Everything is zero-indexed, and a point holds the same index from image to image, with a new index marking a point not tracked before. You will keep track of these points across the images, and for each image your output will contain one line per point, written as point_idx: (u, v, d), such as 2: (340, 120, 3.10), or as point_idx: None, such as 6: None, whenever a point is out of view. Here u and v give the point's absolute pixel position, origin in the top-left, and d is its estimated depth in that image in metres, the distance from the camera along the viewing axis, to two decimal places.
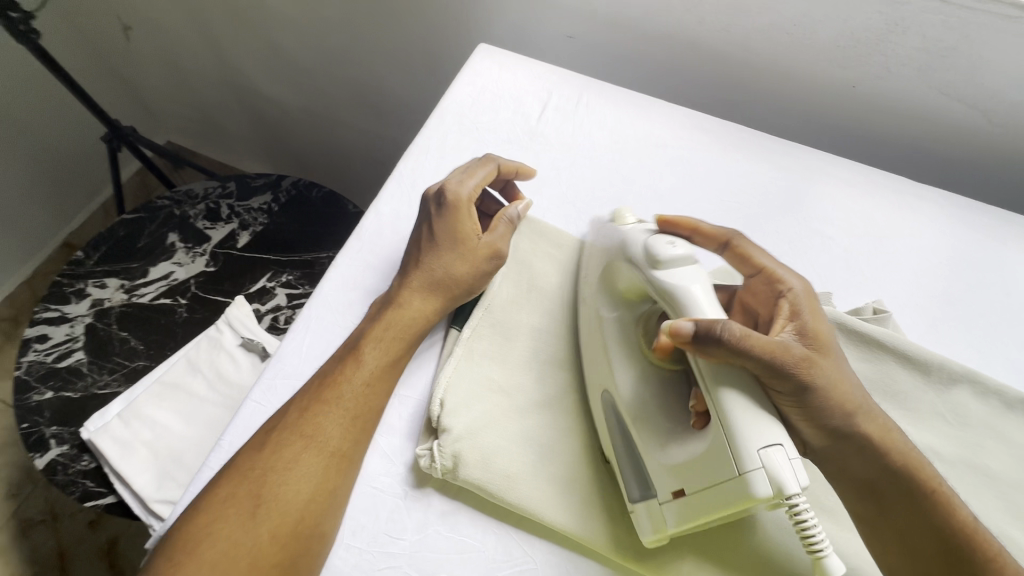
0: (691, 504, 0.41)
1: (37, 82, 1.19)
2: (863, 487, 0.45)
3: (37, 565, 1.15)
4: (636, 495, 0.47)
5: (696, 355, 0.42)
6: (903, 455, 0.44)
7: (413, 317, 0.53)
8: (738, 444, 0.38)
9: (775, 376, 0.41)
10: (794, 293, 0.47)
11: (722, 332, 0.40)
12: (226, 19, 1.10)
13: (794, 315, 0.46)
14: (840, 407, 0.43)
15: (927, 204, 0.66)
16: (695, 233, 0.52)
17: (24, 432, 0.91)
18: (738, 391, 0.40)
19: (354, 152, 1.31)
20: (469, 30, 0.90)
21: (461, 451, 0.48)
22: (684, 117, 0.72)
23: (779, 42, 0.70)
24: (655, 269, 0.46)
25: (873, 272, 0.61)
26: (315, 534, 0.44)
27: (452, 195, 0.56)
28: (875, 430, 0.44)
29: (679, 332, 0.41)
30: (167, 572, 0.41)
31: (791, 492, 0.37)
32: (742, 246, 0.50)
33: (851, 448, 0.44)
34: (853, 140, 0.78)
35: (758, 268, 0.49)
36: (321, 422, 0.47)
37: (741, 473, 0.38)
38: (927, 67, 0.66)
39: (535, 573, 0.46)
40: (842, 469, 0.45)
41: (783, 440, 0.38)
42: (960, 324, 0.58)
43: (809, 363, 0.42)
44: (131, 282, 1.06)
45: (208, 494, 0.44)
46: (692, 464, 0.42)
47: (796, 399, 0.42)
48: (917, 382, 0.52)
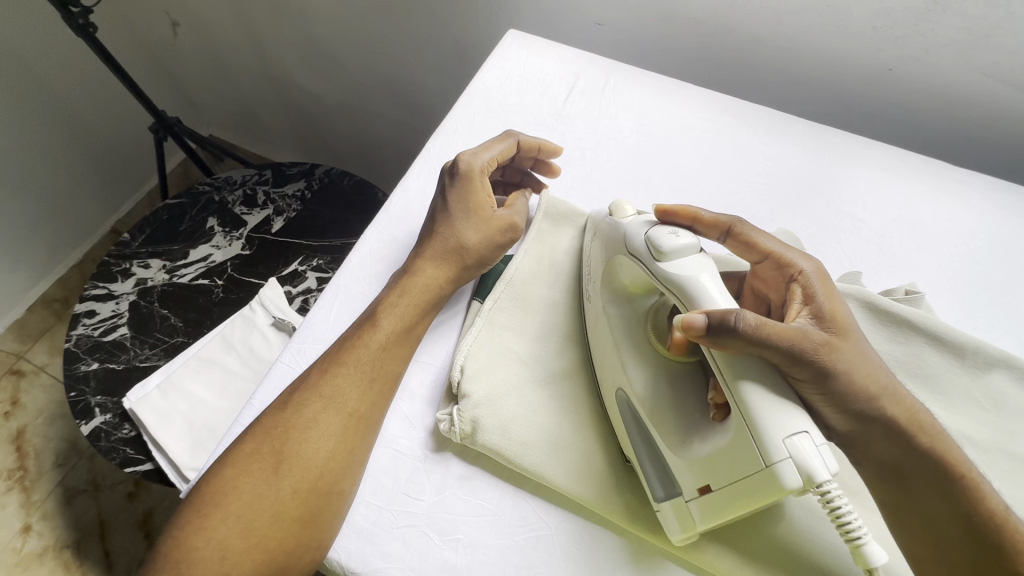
0: (717, 500, 0.40)
1: (92, 75, 1.27)
2: (887, 472, 0.43)
3: (80, 531, 1.21)
4: (661, 495, 0.45)
5: (710, 347, 0.40)
6: (933, 439, 0.42)
7: (428, 282, 0.54)
8: (765, 436, 0.37)
9: (794, 364, 0.39)
10: (806, 276, 0.45)
11: (736, 323, 0.38)
12: (266, 14, 1.15)
13: (808, 299, 0.44)
14: (864, 393, 0.41)
15: (967, 188, 0.63)
16: (695, 222, 0.50)
17: (72, 400, 0.97)
18: (755, 382, 0.38)
19: (384, 143, 1.34)
20: (499, 20, 0.92)
21: (479, 417, 0.49)
22: (713, 100, 0.72)
23: (812, 25, 0.69)
24: (660, 261, 0.45)
25: (907, 255, 0.60)
26: (336, 491, 0.45)
27: (465, 165, 0.56)
28: (901, 412, 0.42)
29: (692, 325, 0.39)
30: (197, 522, 0.43)
31: (820, 480, 0.35)
32: (745, 232, 0.48)
33: (877, 432, 0.42)
34: (889, 124, 0.76)
35: (764, 253, 0.47)
36: (339, 383, 0.48)
37: (769, 465, 0.36)
38: (970, 47, 0.63)
39: (550, 538, 0.47)
40: (865, 455, 0.43)
41: (808, 426, 0.37)
42: (999, 310, 0.56)
43: (829, 349, 0.40)
44: (172, 263, 1.12)
45: (235, 451, 0.46)
46: (715, 459, 0.40)
47: (820, 389, 0.40)
48: (951, 365, 0.50)
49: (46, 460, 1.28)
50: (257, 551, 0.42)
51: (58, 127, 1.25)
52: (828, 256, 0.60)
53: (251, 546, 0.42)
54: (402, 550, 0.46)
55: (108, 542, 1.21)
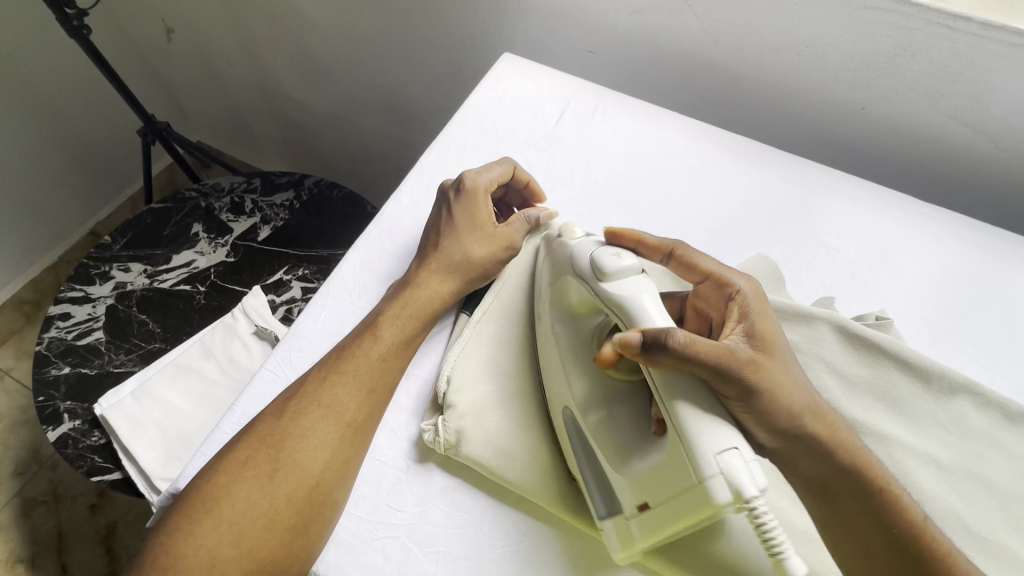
0: (654, 516, 0.41)
1: (84, 78, 1.27)
2: (815, 486, 0.44)
3: (36, 545, 1.16)
4: (603, 513, 0.46)
5: (646, 364, 0.42)
6: (853, 452, 0.44)
7: (430, 295, 0.55)
8: (695, 451, 0.38)
9: (723, 381, 0.41)
10: (743, 296, 0.47)
11: (668, 339, 0.40)
12: (262, 25, 1.16)
13: (743, 317, 0.46)
14: (786, 410, 0.43)
15: (933, 221, 0.67)
16: (641, 244, 0.53)
17: (40, 405, 0.94)
18: (686, 400, 0.40)
19: (374, 157, 1.35)
20: (494, 43, 0.94)
21: (463, 427, 0.49)
22: (698, 128, 0.75)
23: (791, 63, 0.73)
24: (604, 281, 0.46)
25: (878, 283, 0.63)
26: (329, 501, 0.45)
27: (469, 183, 0.59)
28: (823, 430, 0.44)
29: (629, 343, 0.41)
30: (187, 528, 0.42)
31: (750, 496, 0.36)
32: (686, 254, 0.51)
33: (801, 449, 0.44)
34: (862, 158, 0.79)
35: (705, 273, 0.50)
36: (336, 392, 0.48)
37: (700, 480, 0.37)
38: (935, 91, 0.68)
39: (529, 553, 0.47)
40: (793, 469, 0.45)
41: (739, 444, 0.38)
42: (963, 339, 0.59)
43: (754, 366, 0.42)
44: (153, 268, 1.10)
45: (227, 455, 0.45)
46: (653, 475, 0.41)
47: (747, 404, 0.42)
48: (917, 389, 0.53)
49: (6, 468, 1.23)
50: (247, 560, 0.42)
51: (44, 129, 1.24)
52: (804, 281, 0.62)
53: (242, 555, 0.42)
54: (381, 561, 0.46)
55: (65, 557, 1.15)
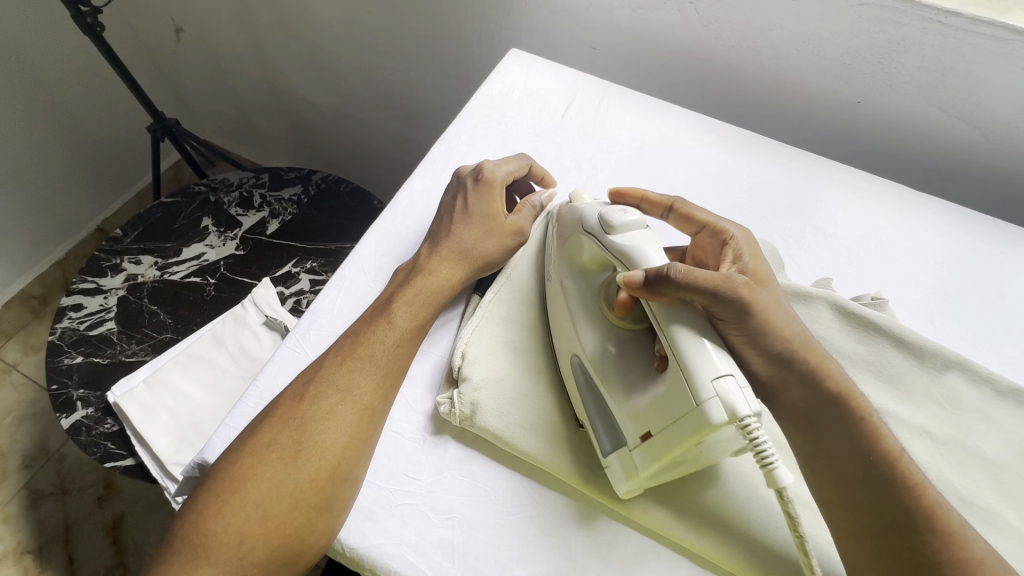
0: (656, 444, 0.43)
1: (95, 75, 1.29)
2: (801, 417, 0.46)
3: (44, 537, 1.17)
4: (608, 448, 0.48)
5: (648, 300, 0.46)
6: (839, 384, 0.46)
7: (442, 281, 0.57)
8: (694, 378, 0.41)
9: (720, 304, 0.45)
10: (737, 242, 0.52)
11: (669, 272, 0.44)
12: (271, 24, 1.18)
13: (737, 259, 0.51)
14: (778, 333, 0.46)
15: (926, 210, 0.69)
16: (643, 201, 0.58)
17: (53, 393, 0.96)
18: (683, 325, 0.43)
19: (380, 153, 1.37)
20: (500, 40, 0.97)
21: (478, 400, 0.51)
22: (700, 121, 0.77)
23: (789, 59, 0.76)
24: (610, 233, 0.50)
25: (874, 268, 0.65)
26: (351, 479, 0.47)
27: (487, 174, 0.61)
28: (813, 357, 0.47)
29: (632, 281, 0.46)
30: (216, 509, 0.44)
31: (743, 415, 0.39)
32: (684, 207, 0.56)
33: (793, 378, 0.46)
34: (857, 150, 0.82)
35: (702, 224, 0.55)
36: (354, 377, 0.50)
37: (698, 404, 0.40)
38: (927, 85, 0.70)
39: (542, 519, 0.49)
40: (783, 403, 0.47)
41: (733, 370, 0.41)
42: (956, 319, 0.61)
43: (752, 292, 0.46)
44: (164, 260, 1.12)
45: (251, 438, 0.47)
46: (655, 407, 0.44)
47: (742, 327, 0.46)
48: (912, 365, 0.55)
49: (13, 461, 1.24)
50: (274, 536, 0.43)
51: (55, 125, 1.26)
52: (802, 264, 0.65)
53: (269, 532, 0.43)
54: (400, 526, 0.48)
55: (73, 549, 1.16)
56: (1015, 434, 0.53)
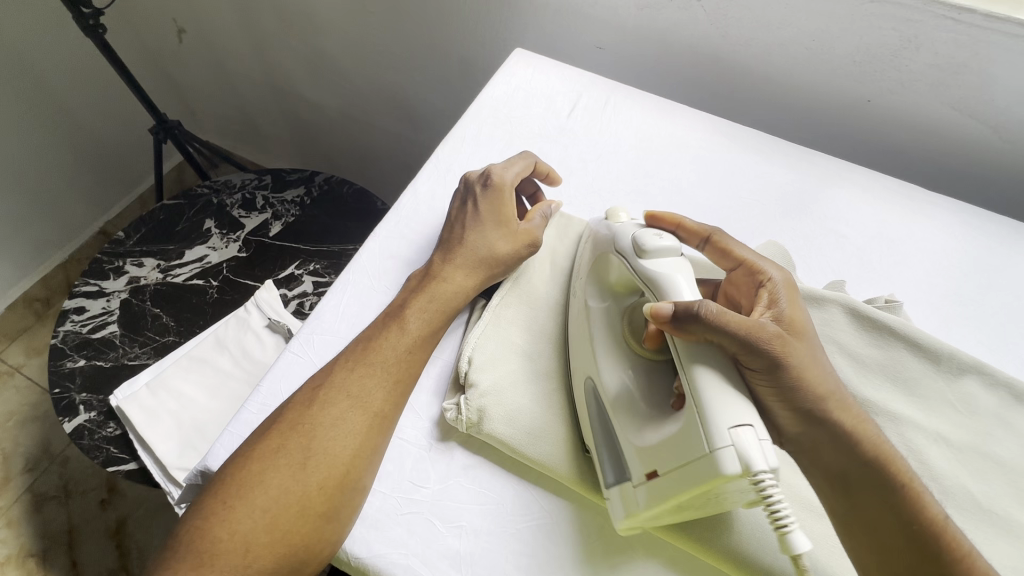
0: (662, 485, 0.42)
1: (97, 77, 1.29)
2: (832, 477, 0.45)
3: (47, 540, 1.17)
4: (611, 480, 0.47)
5: (673, 335, 0.44)
6: (875, 445, 0.44)
7: (455, 288, 0.56)
8: (710, 424, 0.39)
9: (749, 353, 0.43)
10: (774, 283, 0.49)
11: (698, 310, 0.43)
12: (273, 24, 1.17)
13: (772, 302, 0.48)
14: (809, 389, 0.44)
15: (938, 210, 0.68)
16: (680, 228, 0.55)
17: (56, 397, 0.95)
18: (707, 367, 0.42)
19: (383, 154, 1.36)
20: (504, 40, 0.96)
21: (486, 406, 0.50)
22: (707, 121, 0.76)
23: (798, 57, 0.75)
24: (642, 258, 0.49)
25: (887, 270, 0.64)
26: (358, 487, 0.46)
27: (496, 178, 0.60)
28: (844, 419, 0.45)
29: (660, 313, 0.44)
30: (221, 515, 0.43)
31: (757, 469, 0.38)
32: (723, 240, 0.53)
33: (824, 437, 0.45)
34: (867, 149, 0.81)
35: (740, 260, 0.52)
36: (365, 383, 0.49)
37: (711, 451, 0.39)
38: (939, 83, 0.69)
39: (550, 528, 0.48)
40: (812, 459, 0.46)
41: (753, 421, 0.39)
42: (971, 322, 0.60)
43: (782, 342, 0.44)
44: (167, 263, 1.11)
45: (260, 443, 0.46)
46: (664, 446, 0.43)
47: (771, 381, 0.44)
48: (927, 370, 0.54)
49: (16, 464, 1.23)
50: (280, 545, 0.43)
51: (57, 126, 1.26)
52: (814, 267, 0.64)
53: (274, 541, 0.43)
54: (406, 536, 0.47)
55: (76, 552, 1.16)
56: None
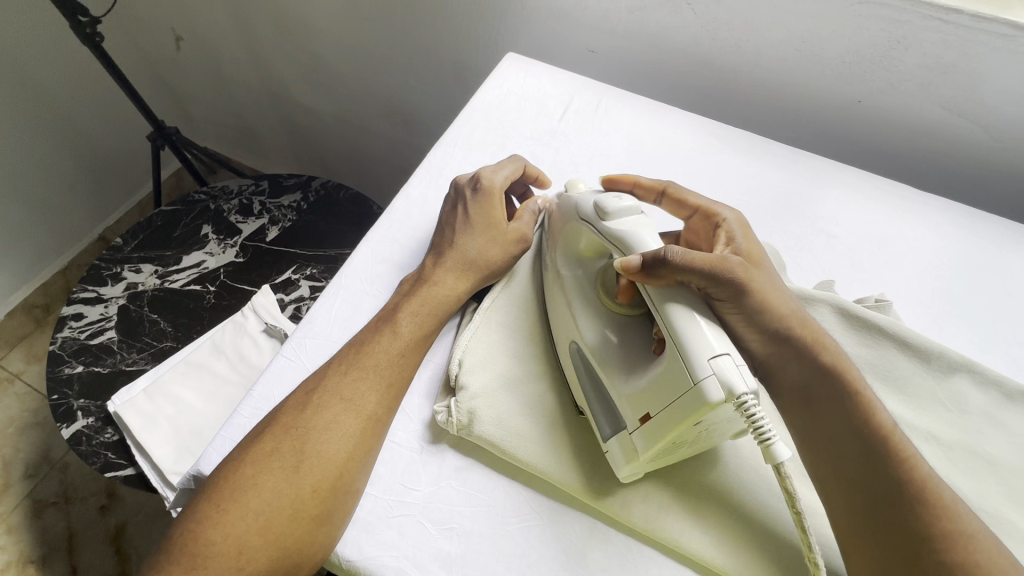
0: (654, 426, 0.43)
1: (95, 84, 1.30)
2: (797, 394, 0.47)
3: (47, 546, 1.17)
4: (608, 432, 0.48)
5: (645, 284, 0.46)
6: (835, 359, 0.46)
7: (447, 292, 0.56)
8: (690, 356, 0.41)
9: (714, 284, 0.46)
10: (729, 224, 0.53)
11: (665, 256, 0.45)
12: (268, 31, 1.18)
13: (730, 241, 0.52)
14: (772, 312, 0.47)
15: (928, 209, 0.68)
16: (637, 186, 0.60)
17: (54, 403, 0.96)
18: (681, 306, 0.44)
19: (379, 158, 1.37)
20: (497, 45, 0.96)
21: (476, 409, 0.50)
22: (699, 124, 0.76)
23: (788, 59, 0.75)
24: (606, 221, 0.51)
25: (878, 269, 0.64)
26: (351, 491, 0.46)
27: (486, 182, 0.61)
28: (809, 336, 0.47)
29: (629, 266, 0.46)
30: (214, 519, 0.43)
31: (741, 392, 0.39)
32: (676, 191, 0.57)
33: (790, 354, 0.47)
34: (859, 149, 0.81)
35: (695, 207, 0.56)
36: (358, 387, 0.49)
37: (696, 382, 0.40)
38: (929, 83, 0.70)
39: (542, 529, 0.48)
40: (779, 379, 0.48)
41: (730, 350, 0.41)
42: (962, 321, 0.60)
43: (745, 271, 0.47)
44: (164, 269, 1.12)
45: (253, 446, 0.46)
46: (651, 388, 0.44)
47: (736, 305, 0.47)
48: (917, 368, 0.54)
49: (15, 471, 1.24)
50: (274, 548, 0.43)
51: (55, 134, 1.27)
52: (805, 266, 0.64)
53: (268, 543, 0.43)
54: (397, 538, 0.47)
55: (75, 558, 1.16)
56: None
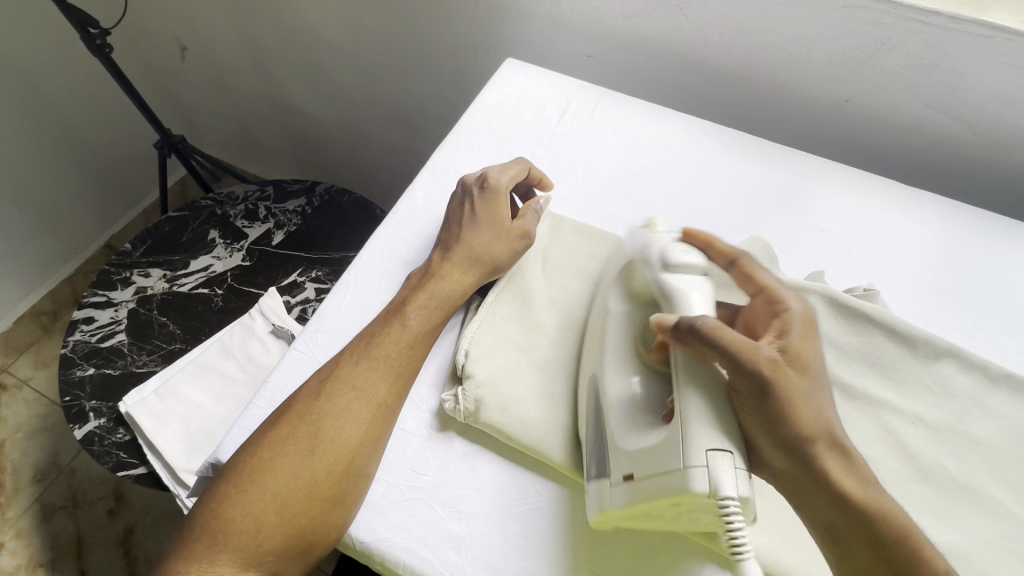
0: (636, 487, 0.44)
1: (102, 94, 1.33)
2: (815, 509, 0.44)
3: (56, 549, 1.19)
4: (593, 473, 0.49)
5: (676, 348, 0.46)
6: (859, 481, 0.44)
7: (453, 286, 0.58)
8: (687, 442, 0.42)
9: (740, 377, 0.44)
10: (790, 315, 0.48)
11: (698, 324, 0.45)
12: (273, 40, 1.21)
13: (783, 333, 0.47)
14: (801, 426, 0.44)
15: (915, 203, 0.71)
16: (709, 247, 0.53)
17: (66, 405, 0.98)
18: (696, 390, 0.44)
19: (381, 163, 1.40)
20: (496, 51, 0.99)
21: (482, 396, 0.53)
22: (693, 124, 0.79)
23: (778, 60, 0.78)
24: (665, 270, 0.50)
25: (867, 261, 0.66)
26: (363, 474, 0.48)
27: (492, 181, 0.63)
28: (831, 455, 0.44)
29: (664, 323, 0.47)
30: (234, 499, 0.45)
31: (724, 494, 0.40)
32: (747, 265, 0.52)
33: (808, 475, 0.44)
34: (848, 147, 0.84)
35: (760, 288, 0.51)
36: (369, 375, 0.51)
37: (685, 467, 0.41)
38: (914, 82, 0.72)
39: (547, 510, 0.50)
40: (796, 494, 0.45)
41: (731, 451, 0.42)
42: (949, 310, 0.63)
43: (778, 374, 0.44)
44: (172, 273, 1.14)
45: (269, 432, 0.48)
46: (644, 453, 0.44)
47: (763, 415, 0.43)
48: (904, 355, 0.56)
49: (25, 475, 1.26)
50: (291, 527, 0.45)
51: (64, 143, 1.29)
52: (796, 259, 0.66)
53: (285, 522, 0.45)
54: (408, 520, 0.49)
55: (85, 560, 1.18)
56: (1008, 419, 0.54)
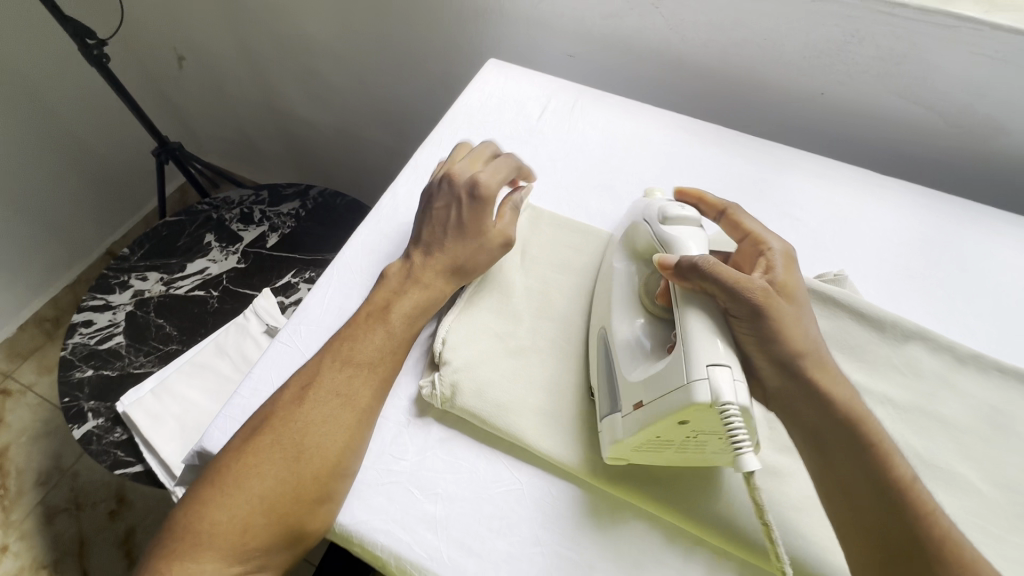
0: (642, 413, 0.46)
1: (100, 103, 1.36)
2: (807, 433, 0.47)
3: (59, 551, 1.20)
4: (605, 413, 0.51)
5: (677, 285, 0.49)
6: (846, 405, 0.47)
7: (434, 291, 0.58)
8: (691, 358, 0.43)
9: (736, 303, 0.47)
10: (774, 252, 0.53)
11: (698, 261, 0.47)
12: (266, 47, 1.24)
13: (769, 268, 0.52)
14: (790, 345, 0.48)
15: (888, 191, 0.72)
16: (701, 202, 0.61)
17: (65, 405, 1.00)
18: (695, 314, 0.46)
19: (374, 165, 1.42)
20: (480, 53, 1.01)
21: (458, 381, 0.54)
22: (670, 119, 0.81)
23: (752, 55, 0.79)
24: (664, 224, 0.54)
25: (839, 248, 0.68)
26: (347, 474, 0.50)
27: (480, 181, 0.61)
28: (818, 376, 0.48)
29: (666, 263, 0.49)
30: (220, 502, 0.47)
31: (726, 402, 0.41)
32: (736, 214, 0.57)
33: (800, 394, 0.48)
34: (826, 139, 0.85)
35: (746, 232, 0.56)
36: (352, 381, 0.52)
37: (688, 381, 0.42)
38: (885, 73, 0.74)
39: (522, 492, 0.52)
40: (791, 413, 0.48)
41: (731, 364, 0.43)
42: (920, 294, 0.64)
43: (767, 298, 0.47)
44: (169, 276, 1.16)
45: (253, 438, 0.49)
46: (648, 380, 0.46)
47: (754, 329, 0.47)
48: (872, 337, 0.57)
49: (28, 479, 1.28)
50: (278, 526, 0.47)
51: (64, 152, 1.32)
52: None
53: (272, 523, 0.47)
54: (386, 503, 0.50)
55: (86, 561, 1.19)
56: (975, 398, 0.55)
